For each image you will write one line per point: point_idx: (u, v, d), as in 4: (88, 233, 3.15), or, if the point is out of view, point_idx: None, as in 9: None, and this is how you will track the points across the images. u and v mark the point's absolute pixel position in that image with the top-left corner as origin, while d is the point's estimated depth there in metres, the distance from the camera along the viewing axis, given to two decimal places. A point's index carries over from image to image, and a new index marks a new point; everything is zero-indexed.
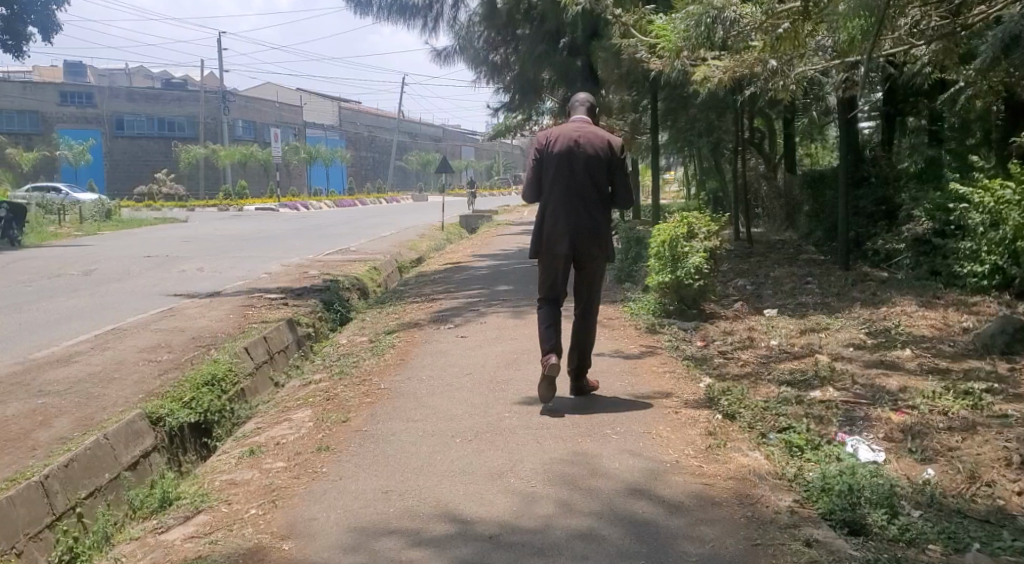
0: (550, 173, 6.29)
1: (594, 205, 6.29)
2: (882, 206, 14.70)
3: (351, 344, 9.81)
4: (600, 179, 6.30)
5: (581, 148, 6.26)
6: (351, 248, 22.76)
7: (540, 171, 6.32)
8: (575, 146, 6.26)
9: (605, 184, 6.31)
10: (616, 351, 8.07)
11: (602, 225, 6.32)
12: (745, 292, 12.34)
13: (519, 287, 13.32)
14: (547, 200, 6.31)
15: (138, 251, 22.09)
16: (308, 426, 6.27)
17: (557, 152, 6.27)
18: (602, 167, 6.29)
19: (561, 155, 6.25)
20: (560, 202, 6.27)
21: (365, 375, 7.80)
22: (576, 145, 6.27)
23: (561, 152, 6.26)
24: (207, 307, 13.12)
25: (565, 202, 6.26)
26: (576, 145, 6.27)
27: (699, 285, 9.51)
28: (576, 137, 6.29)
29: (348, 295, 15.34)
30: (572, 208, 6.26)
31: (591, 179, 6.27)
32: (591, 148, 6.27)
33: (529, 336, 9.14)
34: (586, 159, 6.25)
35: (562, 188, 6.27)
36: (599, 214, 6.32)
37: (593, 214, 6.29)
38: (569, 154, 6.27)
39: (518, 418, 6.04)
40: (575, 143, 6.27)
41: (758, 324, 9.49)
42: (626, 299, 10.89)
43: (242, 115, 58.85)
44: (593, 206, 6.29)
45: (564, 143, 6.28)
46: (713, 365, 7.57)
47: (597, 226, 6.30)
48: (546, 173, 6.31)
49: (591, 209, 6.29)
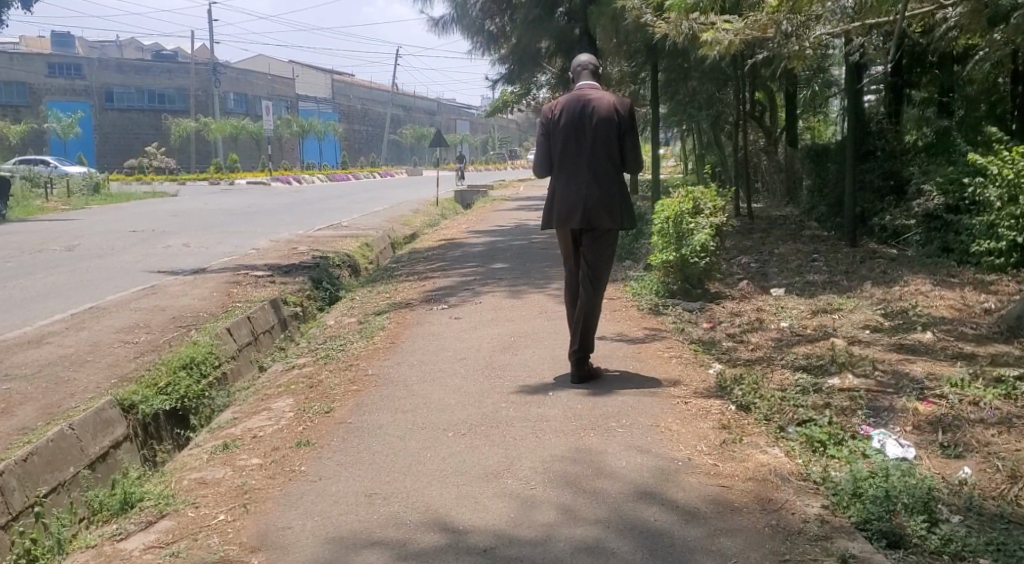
0: (560, 144, 6.17)
1: (606, 175, 6.09)
2: (890, 179, 14.24)
3: (339, 325, 9.35)
4: (611, 147, 6.10)
5: (588, 116, 6.09)
6: (343, 223, 22.26)
7: (550, 143, 6.20)
8: (582, 114, 6.10)
9: (615, 152, 6.10)
10: (619, 334, 7.62)
11: (615, 194, 6.10)
12: (751, 271, 11.88)
13: (515, 264, 12.86)
14: (559, 172, 6.19)
15: (124, 226, 21.55)
16: (288, 417, 5.81)
17: (565, 122, 6.14)
18: (611, 133, 6.09)
19: (568, 124, 6.12)
20: (571, 174, 6.13)
21: (352, 360, 7.35)
22: (583, 113, 6.10)
23: (567, 121, 6.14)
24: (191, 285, 12.64)
25: (576, 173, 6.12)
26: (583, 113, 6.10)
27: (705, 263, 9.07)
28: (583, 105, 6.13)
29: (338, 272, 14.87)
30: (583, 179, 6.09)
31: (601, 147, 6.09)
32: (599, 115, 6.08)
33: (526, 317, 8.68)
34: (594, 127, 6.08)
35: (573, 158, 6.13)
36: (612, 184, 6.12)
37: (605, 184, 6.09)
38: (576, 123, 6.13)
39: (514, 409, 5.58)
40: (582, 111, 6.10)
41: (766, 304, 9.04)
42: (627, 278, 10.44)
43: (234, 87, 58.17)
44: (605, 175, 6.10)
45: (572, 112, 6.13)
46: (722, 350, 7.13)
47: (611, 195, 6.08)
48: (556, 145, 6.19)
49: (603, 178, 6.10)
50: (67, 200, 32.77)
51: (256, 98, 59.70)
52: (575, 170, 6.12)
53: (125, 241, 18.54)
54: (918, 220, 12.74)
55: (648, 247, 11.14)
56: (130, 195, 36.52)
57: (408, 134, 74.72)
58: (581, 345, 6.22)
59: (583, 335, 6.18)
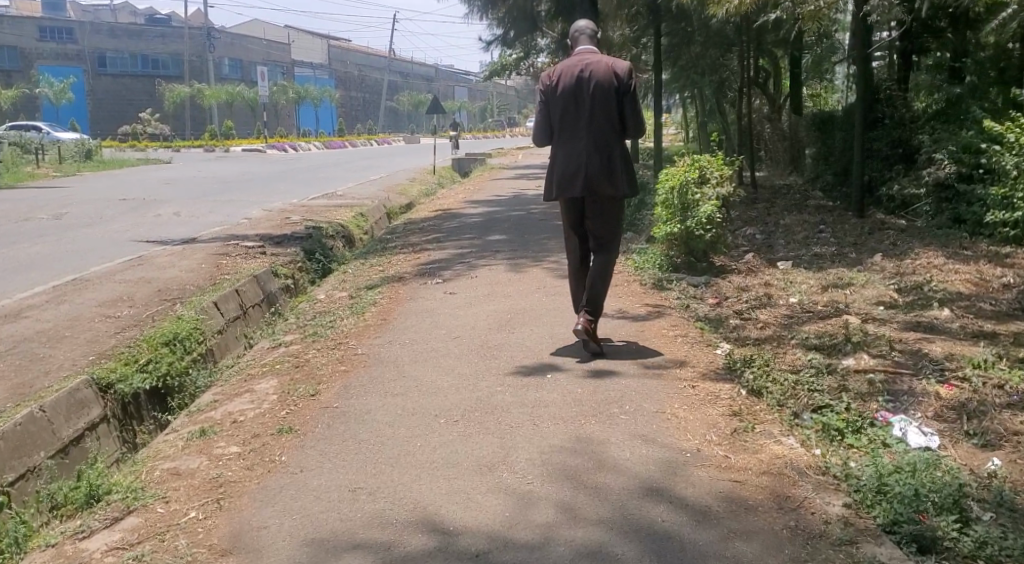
0: (558, 112, 5.96)
1: (606, 141, 5.89)
2: (898, 148, 14.10)
3: (329, 300, 9.01)
4: (610, 112, 5.88)
5: (585, 82, 5.86)
6: (338, 192, 21.88)
7: (548, 111, 5.99)
8: (579, 80, 5.87)
9: (615, 116, 5.89)
10: (621, 312, 7.29)
11: (617, 161, 5.90)
12: (756, 243, 11.52)
13: (513, 236, 12.50)
14: (559, 141, 5.99)
15: (114, 195, 21.17)
16: (271, 401, 5.48)
17: (562, 89, 5.91)
18: (610, 98, 5.86)
19: (566, 91, 5.89)
20: (571, 142, 5.93)
21: (341, 338, 7.01)
22: (580, 79, 5.87)
23: (566, 86, 5.90)
24: (179, 256, 12.29)
25: (576, 141, 5.92)
26: (579, 79, 5.87)
27: (711, 236, 8.74)
28: (579, 70, 5.89)
29: (332, 243, 14.53)
30: (583, 147, 5.89)
31: (599, 113, 5.88)
32: (596, 80, 5.85)
33: (523, 292, 8.34)
34: (592, 93, 5.86)
35: (572, 127, 5.92)
36: (613, 150, 5.92)
37: (606, 151, 5.89)
38: (574, 88, 5.90)
39: (510, 394, 5.24)
40: (578, 77, 5.87)
41: (774, 279, 8.71)
42: (629, 251, 10.09)
43: (228, 53, 57.59)
44: (606, 142, 5.89)
45: (568, 79, 5.90)
46: (729, 328, 6.79)
47: (612, 162, 5.89)
48: (554, 112, 5.98)
49: (603, 144, 5.90)
50: (59, 166, 32.33)
51: (251, 64, 59.07)
52: (574, 138, 5.92)
53: (115, 210, 18.16)
54: (928, 190, 12.39)
55: (650, 219, 10.80)
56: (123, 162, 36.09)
57: (406, 101, 74.05)
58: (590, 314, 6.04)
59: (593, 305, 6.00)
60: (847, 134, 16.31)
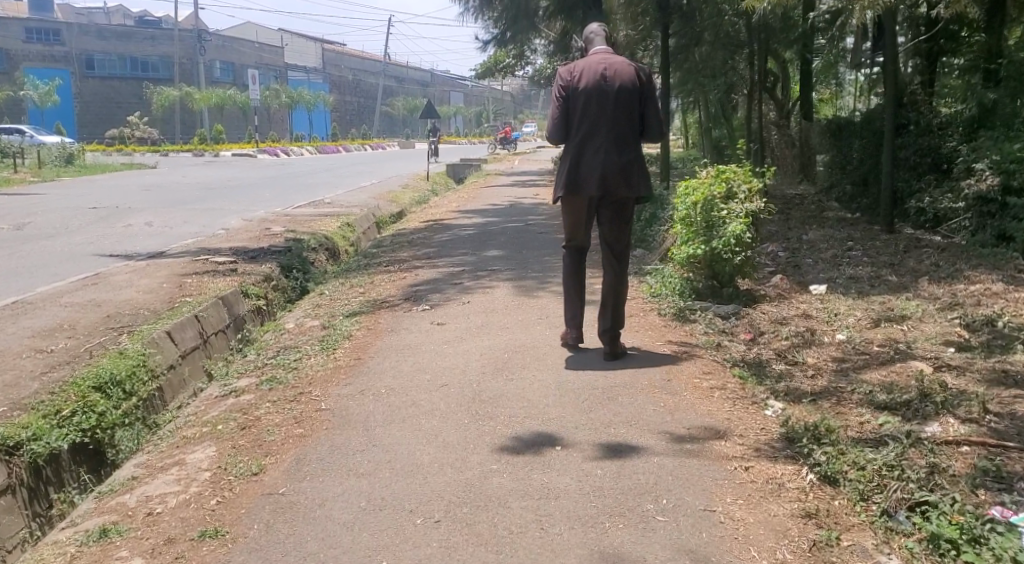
0: (576, 109, 5.58)
1: (626, 143, 5.57)
2: (926, 156, 12.94)
3: (298, 329, 7.80)
4: (632, 112, 5.58)
5: (609, 80, 5.53)
6: (326, 200, 20.65)
7: (565, 107, 5.59)
8: (604, 78, 5.52)
9: (639, 118, 5.61)
10: (642, 353, 6.09)
11: (635, 162, 5.60)
12: (782, 263, 10.35)
13: (512, 252, 11.31)
14: (574, 138, 5.61)
15: (86, 203, 19.92)
16: (201, 483, 4.30)
17: (583, 88, 5.55)
18: (632, 99, 5.57)
19: (589, 89, 5.53)
20: (587, 141, 5.56)
21: (303, 386, 5.79)
22: (603, 77, 5.53)
23: (588, 84, 5.53)
24: (139, 274, 11.09)
25: (594, 140, 5.56)
26: (604, 77, 5.52)
27: (741, 259, 7.56)
28: (602, 69, 5.55)
29: (314, 257, 13.32)
30: (602, 148, 5.54)
31: (621, 113, 5.56)
32: (622, 80, 5.54)
33: (523, 325, 7.13)
34: (615, 94, 5.52)
35: (590, 125, 5.55)
36: (631, 151, 5.60)
37: (625, 153, 5.57)
38: (596, 88, 5.54)
39: (508, 478, 4.02)
40: (602, 76, 5.53)
41: (813, 310, 7.53)
42: (644, 273, 8.91)
43: (219, 56, 56.45)
44: (624, 144, 5.57)
45: (591, 77, 5.54)
46: (775, 377, 5.60)
47: (634, 165, 5.60)
48: (571, 109, 5.59)
49: (625, 147, 5.58)
50: (39, 171, 31.05)
51: (242, 67, 57.89)
52: (592, 138, 5.56)
53: (83, 220, 16.92)
54: (970, 204, 11.25)
55: (665, 234, 9.63)
56: (106, 167, 34.80)
57: (401, 106, 72.85)
58: (611, 331, 5.85)
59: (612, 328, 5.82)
60: (868, 140, 15.08)
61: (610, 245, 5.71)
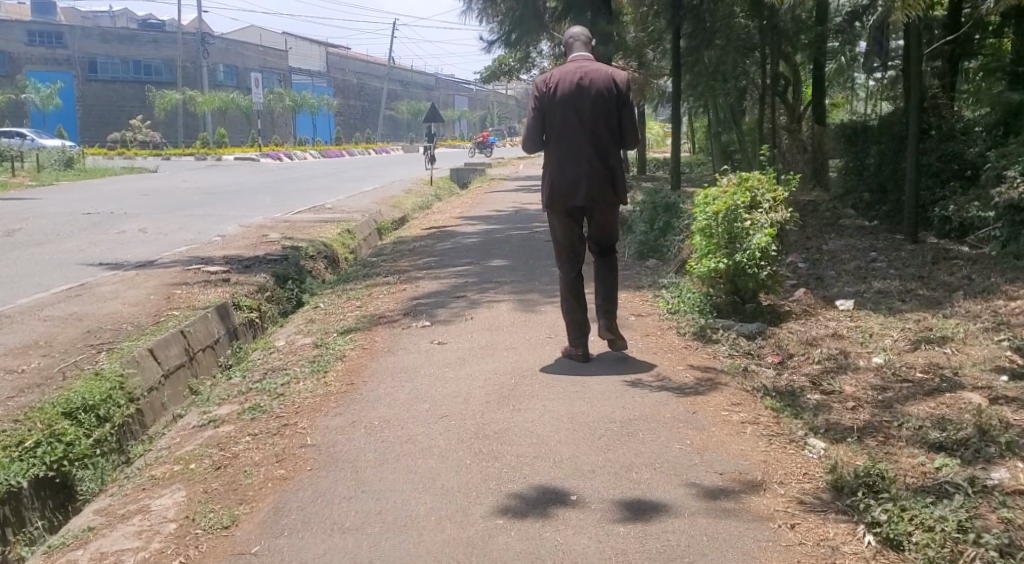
0: (555, 119, 5.72)
1: (605, 150, 5.71)
2: (950, 162, 12.41)
3: (289, 347, 7.27)
4: (611, 118, 5.71)
5: (586, 89, 5.67)
6: (326, 206, 20.14)
7: (543, 116, 5.73)
8: (580, 87, 5.67)
9: (616, 124, 5.73)
10: (662, 380, 5.56)
11: (616, 168, 5.76)
12: (803, 275, 9.78)
13: (518, 262, 10.75)
14: (554, 147, 5.74)
15: (80, 208, 19.41)
16: (164, 538, 3.79)
17: (561, 97, 5.69)
18: (610, 106, 5.69)
19: (566, 99, 5.68)
20: (568, 150, 5.70)
21: (289, 416, 5.25)
22: (580, 85, 5.67)
23: (565, 94, 5.68)
24: (127, 284, 10.57)
25: (574, 150, 5.69)
26: (581, 86, 5.67)
27: (766, 275, 7.02)
28: (578, 77, 5.69)
29: (312, 265, 12.80)
30: (583, 156, 5.68)
31: (599, 121, 5.69)
32: (598, 89, 5.67)
33: (530, 345, 6.58)
34: (592, 101, 5.66)
35: (570, 134, 5.68)
36: (612, 156, 5.74)
37: (606, 159, 5.71)
38: (573, 97, 5.68)
39: (516, 537, 3.54)
40: (579, 84, 5.67)
41: (844, 328, 6.99)
42: (659, 287, 8.37)
43: (223, 59, 56.04)
44: (604, 150, 5.71)
45: (568, 85, 5.69)
46: (812, 408, 5.06)
47: (614, 170, 5.75)
48: (549, 118, 5.73)
49: (605, 153, 5.72)
50: (37, 175, 30.54)
51: (246, 70, 57.44)
52: (573, 146, 5.69)
53: (75, 226, 16.38)
54: (1000, 213, 10.69)
55: (681, 245, 9.10)
56: (105, 170, 34.31)
57: (406, 110, 72.32)
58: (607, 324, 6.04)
59: (608, 311, 5.98)
60: (886, 146, 14.53)
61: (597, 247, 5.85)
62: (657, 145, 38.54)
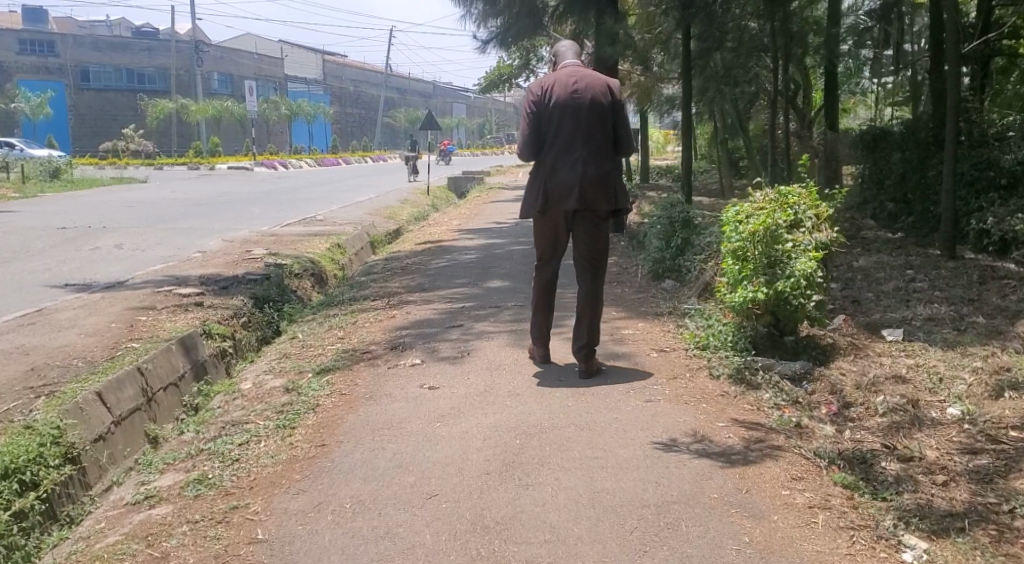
0: (550, 123, 5.41)
1: (602, 156, 5.43)
2: (986, 171, 11.32)
3: (256, 392, 6.25)
4: (605, 124, 5.43)
5: (581, 94, 5.39)
6: (317, 218, 19.08)
7: (536, 120, 5.42)
8: (575, 91, 5.38)
9: (611, 130, 5.46)
10: (703, 442, 4.55)
11: (613, 174, 5.48)
12: (837, 297, 8.79)
13: (520, 284, 9.74)
14: (548, 152, 5.44)
15: (56, 222, 18.31)
16: None
17: (556, 101, 5.39)
18: (605, 112, 5.43)
19: (561, 103, 5.38)
20: (564, 155, 5.39)
21: (240, 492, 4.27)
22: (575, 90, 5.38)
23: (560, 97, 5.38)
24: (89, 311, 9.54)
25: (569, 155, 5.39)
26: (576, 90, 5.38)
27: (813, 306, 6.04)
28: (572, 82, 5.40)
29: (296, 284, 11.79)
30: (580, 162, 5.38)
31: (596, 127, 5.41)
32: (594, 94, 5.39)
33: (535, 390, 5.55)
34: (589, 106, 5.38)
35: (566, 139, 5.38)
36: (606, 163, 5.46)
37: (603, 167, 5.43)
38: (567, 101, 5.39)
39: None
40: (574, 89, 5.39)
41: (901, 366, 6.01)
42: (681, 314, 7.38)
43: (217, 67, 55.07)
44: (601, 158, 5.43)
45: (562, 91, 5.40)
46: (892, 480, 4.08)
47: (610, 177, 5.46)
48: (541, 121, 5.43)
49: (602, 160, 5.43)
50: (22, 186, 29.43)
51: (240, 78, 56.42)
52: (569, 152, 5.39)
53: (47, 242, 15.32)
54: None
55: (704, 267, 8.08)
56: (95, 182, 33.24)
57: (403, 117, 71.31)
58: (585, 348, 5.65)
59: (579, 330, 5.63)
60: (910, 153, 13.44)
61: (590, 257, 5.52)
62: (659, 154, 37.57)
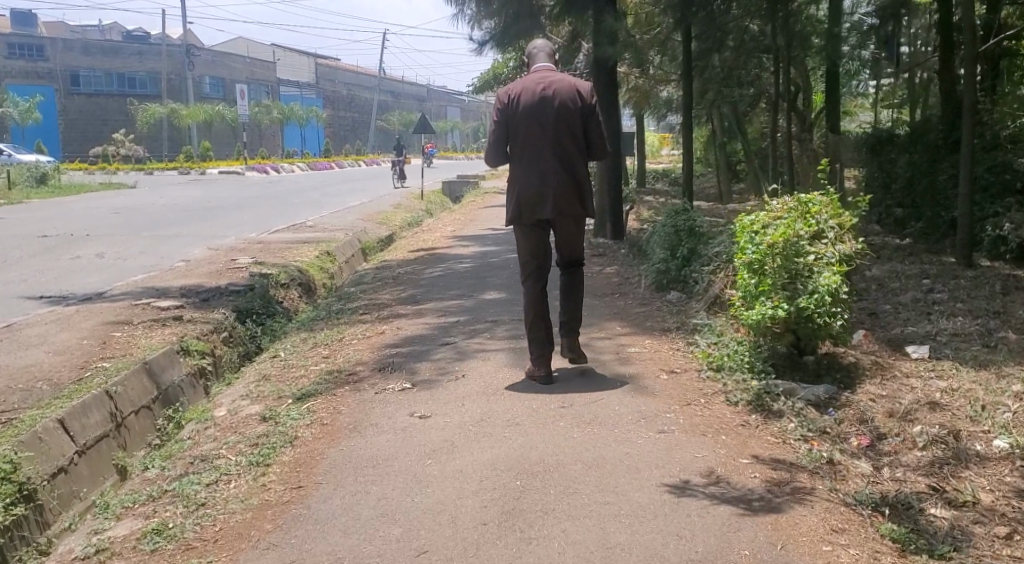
0: (518, 131, 5.08)
1: (574, 162, 5.08)
2: (1001, 174, 10.74)
3: (231, 419, 5.73)
4: (576, 129, 5.08)
5: (550, 99, 5.04)
6: (308, 223, 18.52)
7: (504, 128, 5.10)
8: (544, 96, 5.04)
9: (583, 134, 5.10)
10: (724, 484, 4.05)
11: (586, 179, 5.14)
12: (854, 310, 8.29)
13: (517, 296, 9.22)
14: (516, 161, 5.10)
15: (37, 230, 17.73)
16: None
17: (524, 109, 5.06)
18: (577, 116, 5.07)
19: (528, 110, 5.05)
20: (533, 163, 5.06)
21: (202, 548, 3.77)
22: (543, 95, 5.04)
23: (527, 104, 5.05)
24: (62, 326, 9.00)
25: (539, 163, 5.05)
26: (544, 95, 5.04)
27: (839, 324, 5.56)
28: (540, 87, 5.07)
29: (282, 295, 11.25)
30: (549, 170, 5.04)
31: (567, 133, 5.06)
32: (563, 99, 5.04)
33: (535, 417, 5.03)
34: (558, 112, 5.03)
35: (534, 148, 5.05)
36: (579, 169, 5.13)
37: (575, 174, 5.08)
38: (536, 108, 5.05)
39: None
40: (543, 94, 5.05)
41: (932, 390, 5.52)
42: (691, 330, 6.87)
43: (208, 71, 54.50)
44: (573, 165, 5.08)
45: (531, 96, 5.06)
46: (948, 538, 3.81)
47: (583, 183, 5.12)
48: (510, 128, 5.10)
49: (574, 167, 5.08)
50: (6, 192, 28.79)
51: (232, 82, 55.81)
52: (539, 160, 5.05)
53: (25, 252, 14.75)
54: None
55: (714, 279, 7.57)
56: (83, 187, 32.62)
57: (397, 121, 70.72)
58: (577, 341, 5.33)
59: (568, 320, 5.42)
60: (919, 155, 12.91)
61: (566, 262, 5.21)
62: (655, 156, 37.08)
